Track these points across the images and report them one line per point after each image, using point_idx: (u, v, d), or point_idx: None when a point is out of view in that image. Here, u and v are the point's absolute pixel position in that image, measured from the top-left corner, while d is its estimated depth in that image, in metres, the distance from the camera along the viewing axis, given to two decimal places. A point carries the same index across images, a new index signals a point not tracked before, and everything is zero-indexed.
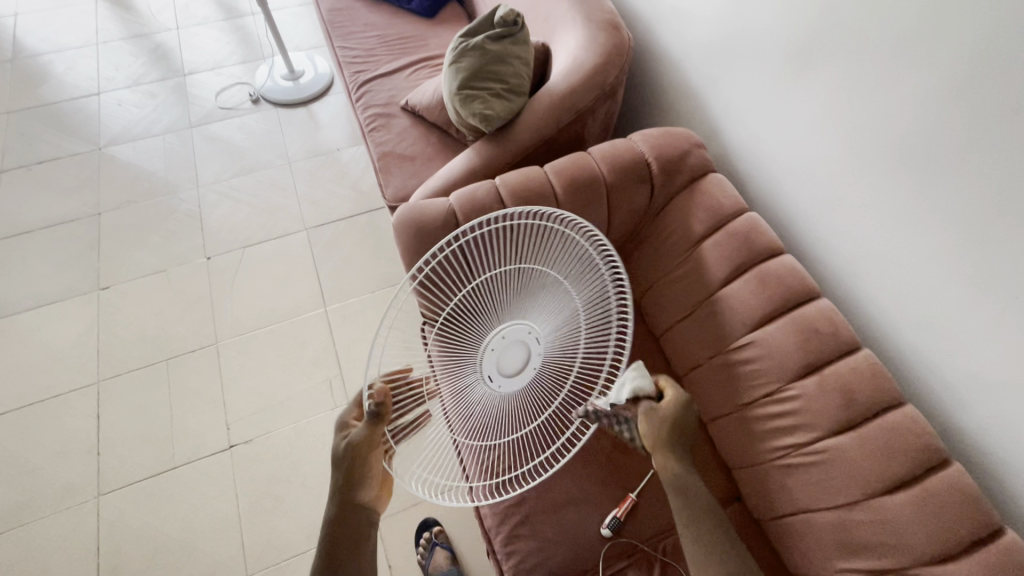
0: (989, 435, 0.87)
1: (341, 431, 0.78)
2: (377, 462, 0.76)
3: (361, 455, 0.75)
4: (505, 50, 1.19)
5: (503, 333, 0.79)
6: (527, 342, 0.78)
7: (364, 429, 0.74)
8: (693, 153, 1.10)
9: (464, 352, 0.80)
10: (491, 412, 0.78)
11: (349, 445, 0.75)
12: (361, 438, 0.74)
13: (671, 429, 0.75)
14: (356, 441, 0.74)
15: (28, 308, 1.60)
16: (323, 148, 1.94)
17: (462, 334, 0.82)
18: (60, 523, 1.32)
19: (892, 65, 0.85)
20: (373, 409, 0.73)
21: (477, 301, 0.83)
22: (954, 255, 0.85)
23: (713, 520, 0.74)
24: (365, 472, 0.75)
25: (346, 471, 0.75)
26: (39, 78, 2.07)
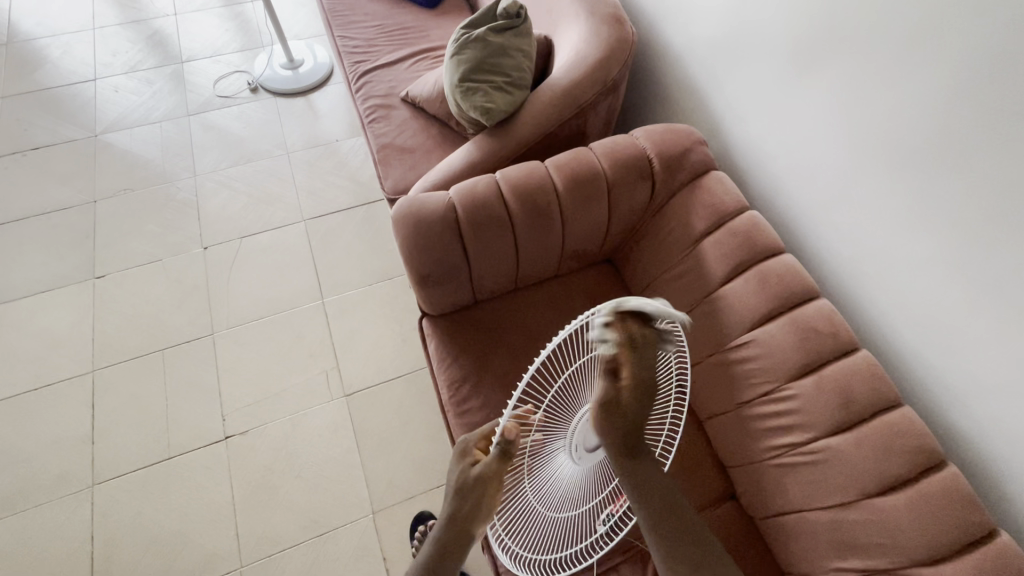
0: (985, 437, 0.87)
1: (464, 460, 0.76)
2: (497, 495, 0.73)
3: (482, 487, 0.72)
4: (507, 42, 1.18)
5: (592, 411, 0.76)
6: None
7: (493, 462, 0.72)
8: (695, 150, 1.10)
9: (556, 431, 0.77)
10: (569, 489, 0.80)
11: (476, 475, 0.72)
12: (489, 471, 0.72)
13: (627, 428, 0.69)
14: (483, 472, 0.71)
15: (22, 296, 1.59)
16: (322, 138, 1.92)
17: (553, 416, 0.77)
18: (53, 512, 1.32)
19: (900, 62, 0.84)
20: (501, 446, 0.70)
21: (567, 391, 0.78)
22: (956, 258, 0.85)
23: (675, 526, 0.72)
24: (487, 505, 0.72)
25: (472, 500, 0.72)
26: (35, 63, 2.05)
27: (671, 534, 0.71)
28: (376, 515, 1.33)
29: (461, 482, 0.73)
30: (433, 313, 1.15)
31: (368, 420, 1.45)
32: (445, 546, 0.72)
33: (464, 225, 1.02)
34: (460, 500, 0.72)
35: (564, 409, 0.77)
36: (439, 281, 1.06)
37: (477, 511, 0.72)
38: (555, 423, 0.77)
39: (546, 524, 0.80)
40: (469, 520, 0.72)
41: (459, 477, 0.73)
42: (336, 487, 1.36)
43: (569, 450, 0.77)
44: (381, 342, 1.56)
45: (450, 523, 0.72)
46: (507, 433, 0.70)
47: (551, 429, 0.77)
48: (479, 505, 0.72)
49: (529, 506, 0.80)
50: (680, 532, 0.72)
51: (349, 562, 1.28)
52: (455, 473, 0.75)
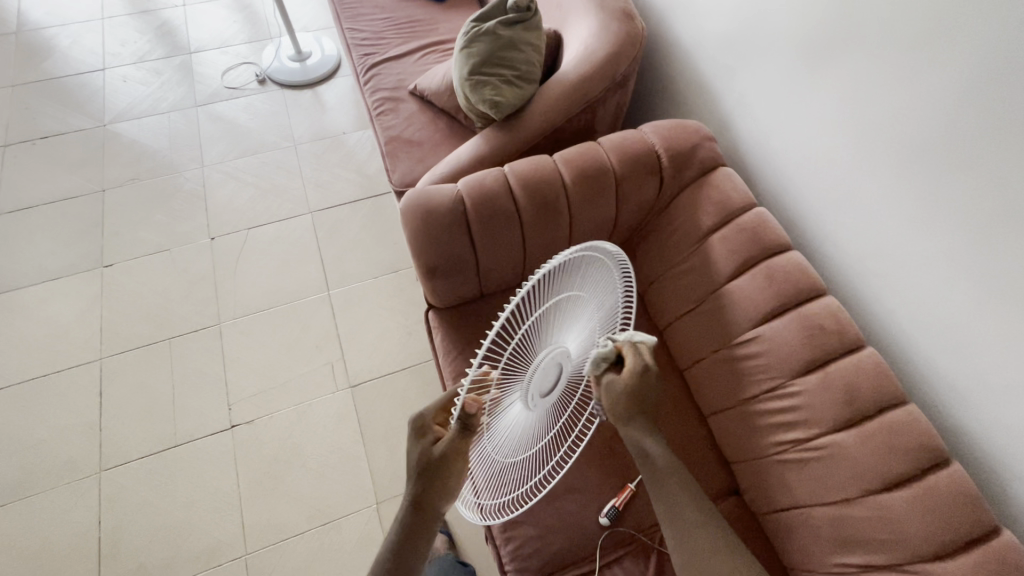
0: (989, 436, 0.88)
1: (423, 437, 0.72)
2: (460, 474, 0.72)
3: (446, 467, 0.71)
4: (517, 36, 1.18)
5: (547, 361, 0.71)
6: (560, 366, 0.75)
7: (455, 440, 0.68)
8: (704, 146, 1.10)
9: (513, 381, 0.69)
10: (522, 434, 0.78)
11: (439, 454, 0.70)
12: (452, 448, 0.69)
13: (635, 400, 0.77)
14: (444, 452, 0.69)
15: (31, 284, 1.60)
16: (329, 130, 1.92)
17: (512, 367, 0.68)
18: (61, 497, 1.33)
19: (912, 60, 0.83)
20: (462, 420, 0.65)
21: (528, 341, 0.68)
22: (963, 257, 0.85)
23: (691, 495, 0.77)
24: (451, 483, 0.72)
25: (432, 481, 0.71)
26: (44, 52, 2.05)
27: (683, 503, 0.76)
28: (380, 505, 1.35)
29: (422, 463, 0.71)
30: (440, 306, 1.16)
31: (373, 411, 1.46)
32: (412, 527, 0.73)
33: (471, 217, 1.02)
34: (422, 482, 0.72)
35: (524, 359, 0.68)
36: (447, 274, 1.07)
37: (441, 490, 0.73)
38: (514, 375, 0.68)
39: (501, 468, 0.79)
40: (431, 501, 0.73)
41: (421, 456, 0.72)
42: (340, 477, 1.37)
43: (524, 400, 0.73)
44: (386, 334, 1.57)
45: (414, 506, 0.73)
46: (466, 408, 0.63)
47: (508, 380, 0.68)
48: (444, 485, 0.72)
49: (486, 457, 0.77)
50: (693, 501, 0.77)
51: (354, 550, 1.30)
52: (416, 453, 0.72)
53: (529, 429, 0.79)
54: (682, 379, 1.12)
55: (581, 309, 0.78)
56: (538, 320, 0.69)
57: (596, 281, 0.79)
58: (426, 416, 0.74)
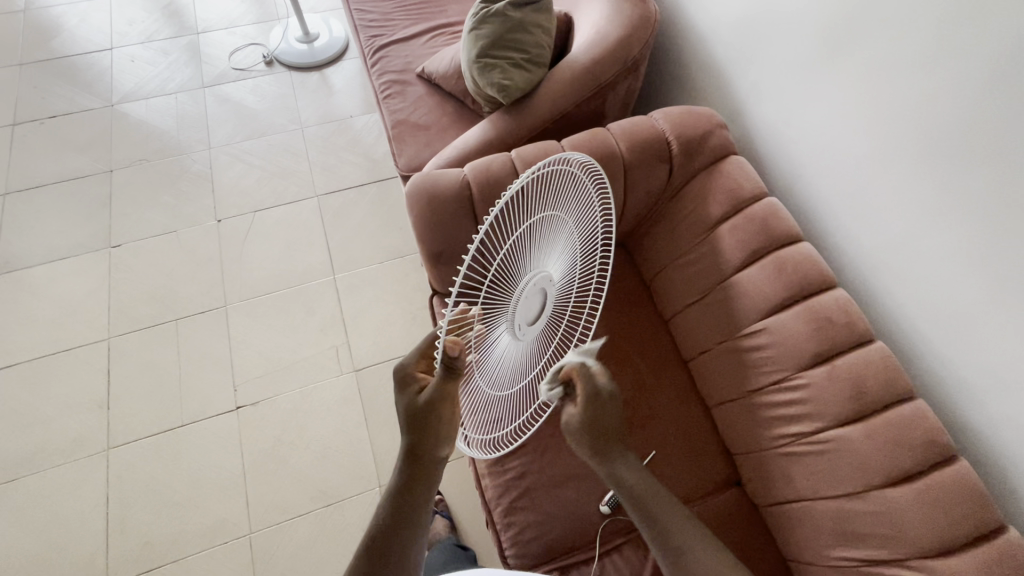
0: (998, 433, 0.86)
1: (409, 389, 0.68)
2: (451, 414, 0.67)
3: (435, 409, 0.65)
4: (527, 18, 1.16)
5: (531, 285, 0.69)
6: (544, 290, 0.73)
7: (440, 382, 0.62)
8: (715, 133, 1.07)
9: (498, 312, 0.67)
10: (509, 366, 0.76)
11: (426, 398, 0.65)
12: (440, 391, 0.64)
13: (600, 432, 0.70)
14: (430, 399, 0.64)
15: (40, 263, 1.61)
16: (336, 114, 1.91)
17: (495, 297, 0.67)
18: (70, 473, 1.35)
19: (933, 49, 0.81)
20: (444, 364, 0.59)
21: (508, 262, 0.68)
22: (979, 251, 0.83)
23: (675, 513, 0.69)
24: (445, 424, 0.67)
25: (425, 425, 0.66)
26: (52, 31, 2.04)
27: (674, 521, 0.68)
28: (382, 488, 1.36)
29: (410, 410, 0.66)
30: (444, 292, 1.15)
31: (377, 395, 1.46)
32: (410, 482, 0.67)
33: (477, 202, 1.01)
34: (412, 429, 0.66)
35: (507, 283, 0.68)
36: (451, 260, 1.06)
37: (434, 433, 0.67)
38: (497, 302, 0.67)
39: (490, 399, 0.79)
40: (428, 447, 0.68)
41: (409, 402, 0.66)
42: (344, 460, 1.39)
43: (512, 330, 0.70)
44: (391, 319, 1.57)
45: (408, 455, 0.68)
46: (448, 351, 0.57)
47: (494, 310, 0.67)
48: (438, 428, 0.66)
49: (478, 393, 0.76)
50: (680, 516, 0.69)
51: (358, 531, 1.31)
52: (403, 403, 0.67)
53: (514, 363, 0.77)
54: (687, 369, 1.11)
55: (561, 231, 0.76)
56: (513, 240, 0.68)
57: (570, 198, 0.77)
58: (409, 367, 0.69)
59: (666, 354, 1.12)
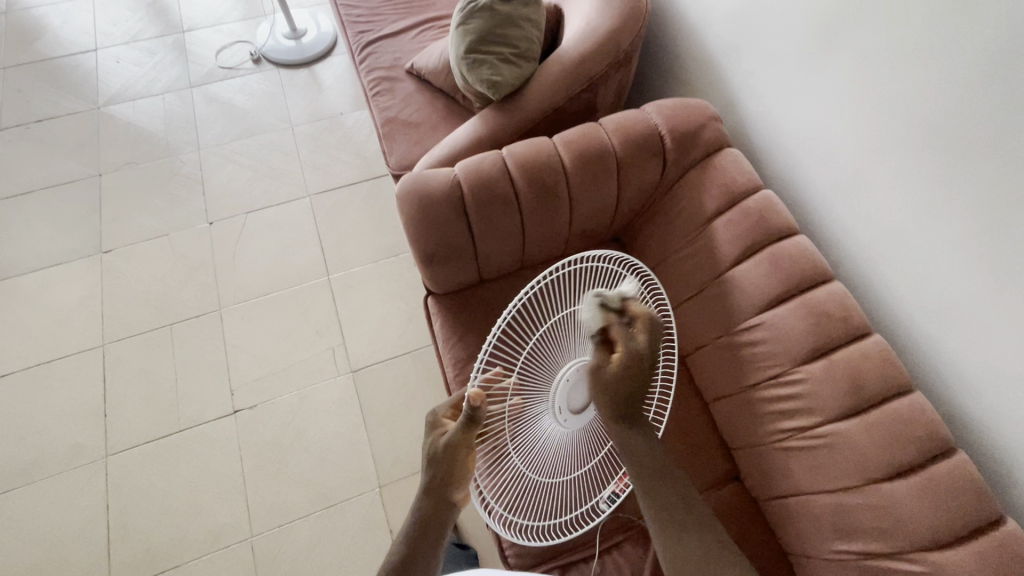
0: (996, 425, 0.86)
1: (434, 429, 0.80)
2: (467, 464, 0.76)
3: (451, 456, 0.76)
4: (515, 12, 1.14)
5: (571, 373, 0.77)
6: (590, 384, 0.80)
7: (458, 432, 0.74)
8: (708, 126, 1.06)
9: (534, 393, 0.79)
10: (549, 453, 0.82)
11: (446, 443, 0.76)
12: (456, 439, 0.75)
13: (615, 395, 0.73)
14: (449, 442, 0.75)
15: (31, 270, 1.60)
16: (326, 111, 1.88)
17: (530, 378, 0.79)
18: (69, 481, 1.35)
19: (928, 39, 0.79)
20: (468, 413, 0.73)
21: (546, 349, 0.80)
22: (976, 242, 0.82)
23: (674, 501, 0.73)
24: (459, 471, 0.76)
25: (443, 468, 0.76)
26: (36, 32, 2.01)
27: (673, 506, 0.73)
28: (382, 488, 1.36)
29: (432, 450, 0.78)
30: (439, 292, 1.14)
31: (373, 396, 1.46)
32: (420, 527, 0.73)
33: (468, 203, 1.00)
34: (435, 471, 0.76)
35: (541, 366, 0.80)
36: (444, 260, 1.05)
37: (452, 477, 0.76)
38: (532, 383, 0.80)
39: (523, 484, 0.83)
40: (446, 485, 0.76)
41: (430, 448, 0.78)
42: (342, 462, 1.38)
43: (555, 413, 0.78)
44: (387, 319, 1.56)
45: (427, 488, 0.76)
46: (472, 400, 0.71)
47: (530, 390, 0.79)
48: (451, 474, 0.76)
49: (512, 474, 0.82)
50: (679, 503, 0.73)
51: (358, 532, 1.31)
52: (428, 444, 0.79)
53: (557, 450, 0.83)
54: (684, 365, 1.11)
55: None
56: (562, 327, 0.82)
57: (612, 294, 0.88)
58: (438, 418, 0.81)
59: None
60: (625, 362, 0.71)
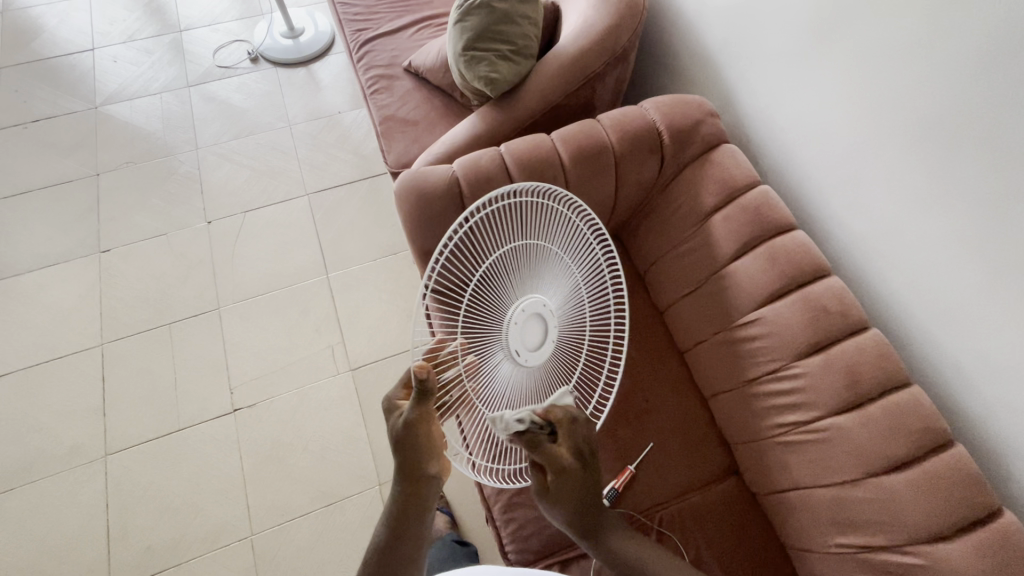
0: (994, 418, 0.86)
1: (392, 414, 0.72)
2: (434, 434, 0.70)
3: (416, 437, 0.69)
4: (512, 9, 1.14)
5: (520, 310, 0.74)
6: (540, 318, 0.75)
7: (414, 407, 0.68)
8: (706, 122, 1.06)
9: (485, 336, 0.73)
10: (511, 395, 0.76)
11: (405, 421, 0.69)
12: (415, 414, 0.68)
13: (577, 497, 0.73)
14: (408, 419, 0.68)
15: (29, 270, 1.60)
16: (325, 110, 1.88)
17: (478, 321, 0.74)
18: (69, 481, 1.35)
19: (924, 33, 0.80)
20: (417, 386, 0.66)
21: (490, 291, 0.75)
22: (973, 235, 0.82)
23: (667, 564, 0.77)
24: (429, 448, 0.70)
25: (411, 451, 0.69)
26: (33, 32, 2.00)
27: None
28: (382, 486, 1.36)
29: (394, 436, 0.69)
30: None
31: (373, 394, 1.46)
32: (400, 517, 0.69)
33: (466, 200, 1.00)
34: (400, 457, 0.69)
35: (489, 304, 0.74)
36: None
37: (423, 459, 0.70)
38: (482, 324, 0.74)
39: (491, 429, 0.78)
40: (419, 466, 0.70)
41: (392, 431, 0.70)
42: (343, 460, 1.38)
43: (511, 355, 0.73)
44: (386, 317, 1.56)
45: (402, 474, 0.70)
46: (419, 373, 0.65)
47: (480, 334, 0.73)
48: (423, 454, 0.69)
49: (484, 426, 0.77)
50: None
51: (358, 530, 1.32)
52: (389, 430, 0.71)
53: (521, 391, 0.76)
54: (683, 361, 1.11)
55: (552, 262, 0.80)
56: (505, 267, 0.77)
57: (559, 226, 0.81)
58: (393, 402, 0.73)
59: (662, 347, 1.12)
60: (565, 469, 0.71)
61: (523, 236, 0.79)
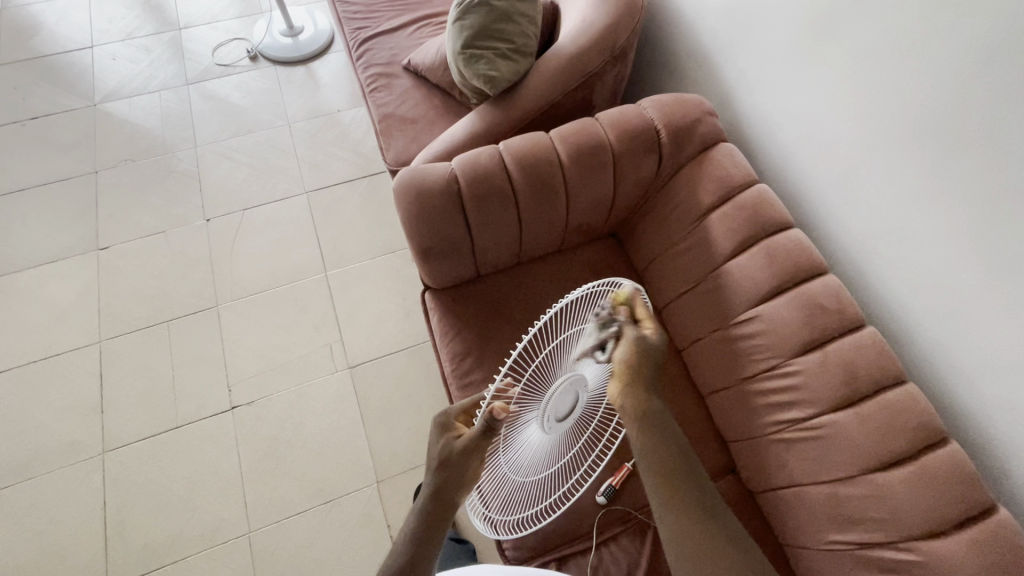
0: (989, 415, 0.87)
1: (445, 433, 0.76)
2: (478, 470, 0.74)
3: (465, 461, 0.72)
4: (512, 7, 1.14)
5: (570, 383, 0.74)
6: (578, 391, 0.77)
7: (475, 437, 0.70)
8: (704, 121, 1.06)
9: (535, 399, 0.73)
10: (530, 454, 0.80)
11: (462, 446, 0.72)
12: (473, 443, 0.71)
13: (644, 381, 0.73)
14: (465, 446, 0.71)
15: (27, 267, 1.60)
16: (323, 108, 1.88)
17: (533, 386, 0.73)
18: (67, 478, 1.35)
19: (920, 32, 0.80)
20: (485, 422, 0.69)
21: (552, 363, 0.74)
22: (968, 233, 0.83)
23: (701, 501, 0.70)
24: (471, 476, 0.73)
25: (455, 473, 0.72)
26: (31, 29, 2.00)
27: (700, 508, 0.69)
28: (380, 484, 1.36)
29: (445, 455, 0.73)
30: (437, 287, 1.14)
31: (371, 392, 1.46)
32: (425, 528, 0.71)
33: (466, 198, 1.00)
34: (442, 474, 0.72)
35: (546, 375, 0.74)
36: (442, 254, 1.05)
37: (460, 482, 0.73)
38: (533, 392, 0.73)
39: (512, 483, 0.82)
40: (454, 486, 0.73)
41: (442, 452, 0.73)
42: (341, 457, 1.39)
43: (542, 420, 0.75)
44: (384, 315, 1.56)
45: (434, 491, 0.72)
46: (495, 412, 0.68)
47: (529, 397, 0.73)
48: (462, 480, 0.72)
49: (498, 471, 0.80)
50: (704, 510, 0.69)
51: (357, 527, 1.32)
52: (438, 448, 0.75)
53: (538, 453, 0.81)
54: (681, 359, 1.12)
55: (598, 341, 0.81)
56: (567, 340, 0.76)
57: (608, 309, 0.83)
58: (449, 420, 0.77)
59: None
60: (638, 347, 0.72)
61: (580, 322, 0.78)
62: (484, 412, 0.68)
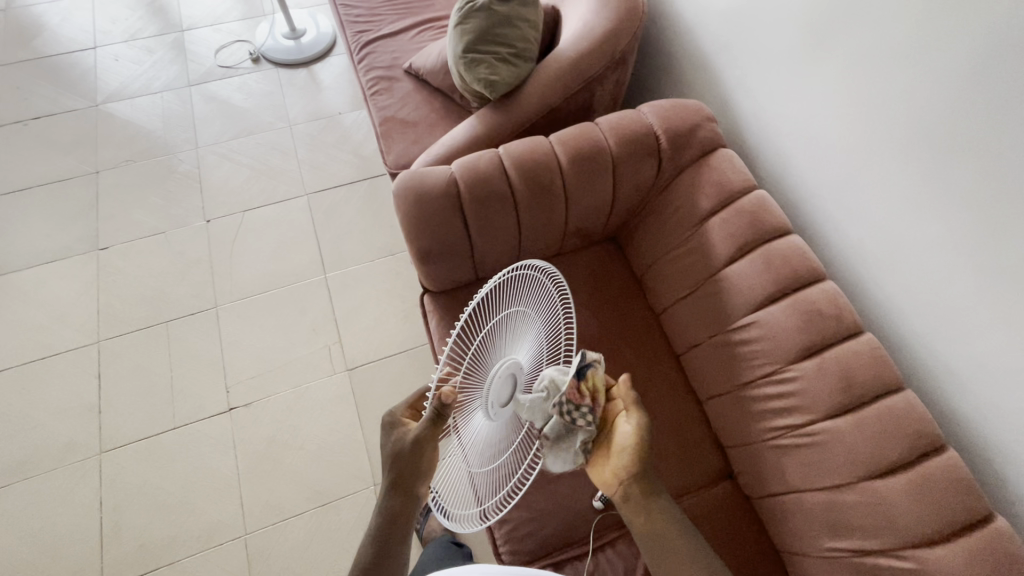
0: (987, 422, 0.87)
1: (394, 431, 0.75)
2: (433, 460, 0.73)
3: (419, 452, 0.71)
4: (513, 13, 1.15)
5: (502, 368, 0.73)
6: (515, 377, 0.75)
7: (426, 427, 0.70)
8: (703, 127, 1.07)
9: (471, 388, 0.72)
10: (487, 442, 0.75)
11: (411, 440, 0.71)
12: (423, 435, 0.70)
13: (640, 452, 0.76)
14: (416, 438, 0.71)
15: (27, 267, 1.60)
16: (325, 110, 1.89)
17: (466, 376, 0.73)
18: (63, 478, 1.35)
19: (919, 40, 0.80)
20: (436, 409, 0.68)
21: (480, 353, 0.76)
22: (967, 240, 0.83)
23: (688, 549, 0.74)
24: (426, 467, 0.72)
25: (409, 465, 0.72)
26: (35, 30, 2.01)
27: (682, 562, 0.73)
28: (377, 487, 1.36)
29: (396, 451, 0.72)
30: (435, 290, 1.14)
31: (369, 395, 1.46)
32: (388, 525, 0.72)
33: (465, 201, 1.00)
34: (397, 469, 0.72)
35: (477, 369, 0.74)
36: (441, 257, 1.05)
37: (417, 474, 0.73)
38: (470, 384, 0.73)
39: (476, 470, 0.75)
40: (411, 478, 0.72)
41: (394, 447, 0.73)
42: (338, 460, 1.38)
43: (486, 408, 0.72)
44: (383, 318, 1.56)
45: (392, 486, 0.72)
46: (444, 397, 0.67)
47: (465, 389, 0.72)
48: (415, 473, 0.72)
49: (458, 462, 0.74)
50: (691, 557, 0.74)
51: (353, 531, 1.31)
52: (389, 446, 0.74)
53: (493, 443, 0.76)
54: (679, 364, 1.12)
55: (528, 327, 0.82)
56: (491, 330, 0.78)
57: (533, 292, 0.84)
58: (396, 417, 0.76)
59: (658, 349, 1.12)
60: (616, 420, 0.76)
61: (503, 301, 0.81)
62: (433, 399, 0.68)
